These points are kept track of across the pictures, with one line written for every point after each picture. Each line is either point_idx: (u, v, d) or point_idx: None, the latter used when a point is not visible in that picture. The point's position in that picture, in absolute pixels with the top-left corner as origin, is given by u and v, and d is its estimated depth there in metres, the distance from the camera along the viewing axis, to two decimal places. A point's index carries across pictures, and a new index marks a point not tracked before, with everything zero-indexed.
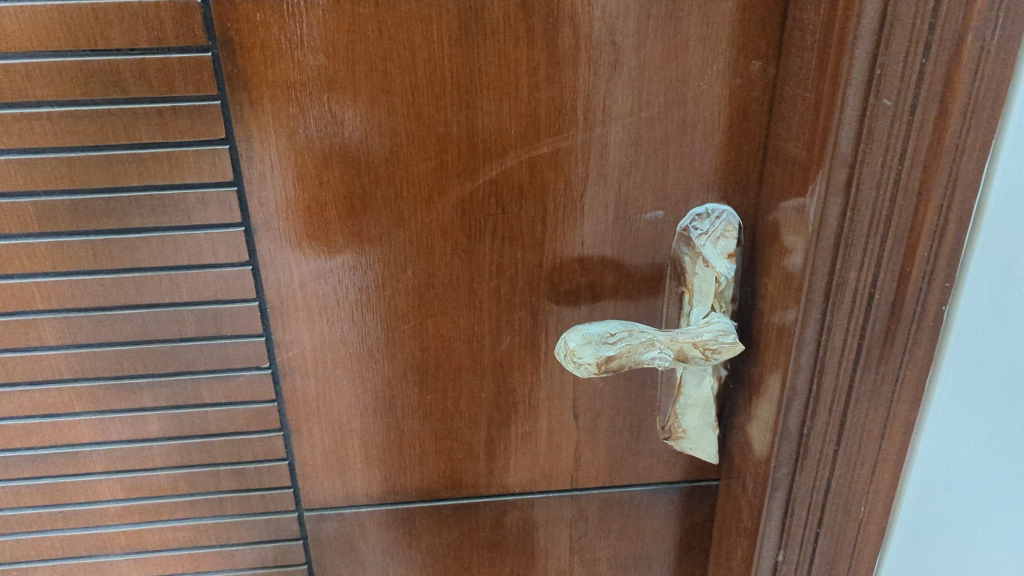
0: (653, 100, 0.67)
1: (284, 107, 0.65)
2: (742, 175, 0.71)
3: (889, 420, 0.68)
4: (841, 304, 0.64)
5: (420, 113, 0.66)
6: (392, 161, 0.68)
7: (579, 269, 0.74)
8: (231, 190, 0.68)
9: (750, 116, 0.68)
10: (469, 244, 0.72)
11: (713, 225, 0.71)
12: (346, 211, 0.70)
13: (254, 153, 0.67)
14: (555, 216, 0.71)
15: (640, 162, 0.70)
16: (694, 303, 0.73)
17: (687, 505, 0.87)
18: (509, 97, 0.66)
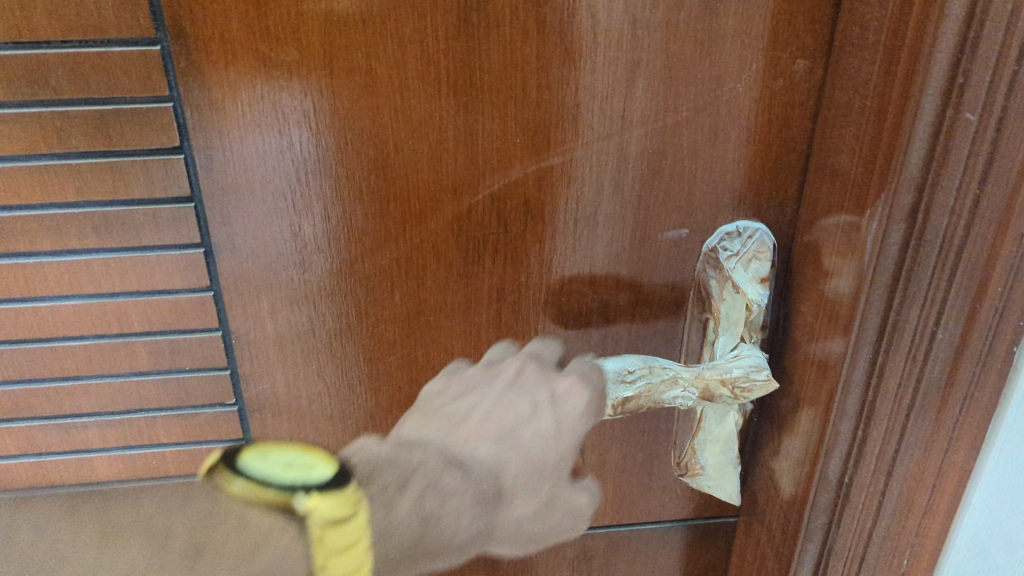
0: (683, 104, 0.58)
1: (250, 111, 0.55)
2: (778, 189, 0.62)
3: None
4: (899, 345, 0.56)
5: (410, 118, 0.56)
6: (378, 174, 0.58)
7: (590, 294, 0.65)
8: (188, 207, 0.58)
9: (791, 122, 0.59)
10: (466, 266, 0.62)
11: (744, 244, 0.62)
12: (324, 230, 0.60)
13: (214, 164, 0.57)
14: (565, 235, 0.62)
15: (664, 174, 0.60)
16: (721, 332, 0.64)
17: (700, 543, 0.79)
18: (515, 100, 0.56)
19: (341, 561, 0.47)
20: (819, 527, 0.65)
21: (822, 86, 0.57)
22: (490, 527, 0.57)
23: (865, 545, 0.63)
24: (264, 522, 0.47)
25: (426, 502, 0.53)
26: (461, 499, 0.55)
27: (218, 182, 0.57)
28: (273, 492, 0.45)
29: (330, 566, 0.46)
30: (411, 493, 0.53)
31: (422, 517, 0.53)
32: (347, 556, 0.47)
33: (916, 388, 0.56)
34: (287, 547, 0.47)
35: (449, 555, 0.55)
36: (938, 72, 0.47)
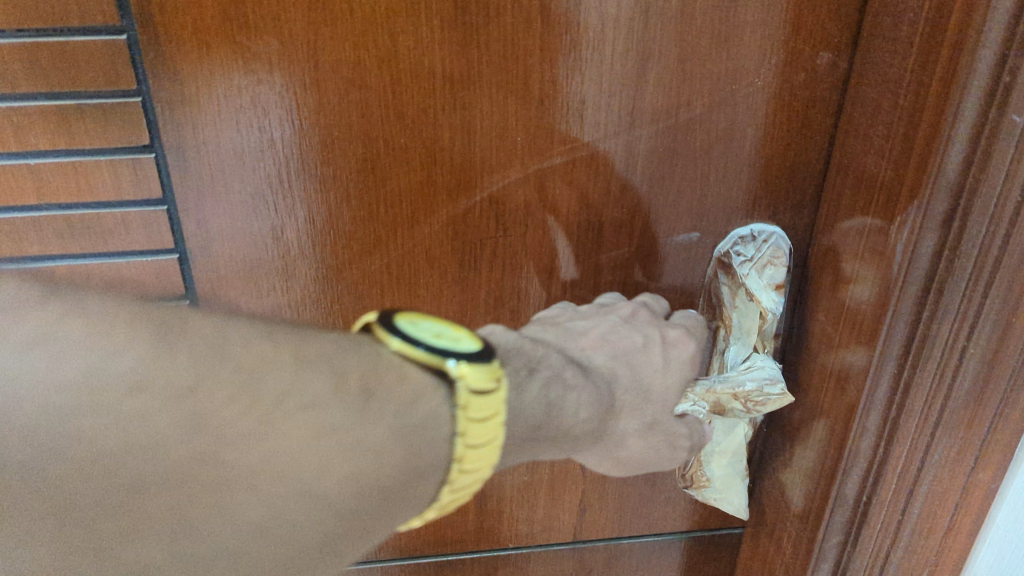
0: (697, 99, 0.54)
1: (226, 106, 0.51)
2: (795, 191, 0.58)
3: (967, 489, 0.56)
4: (925, 360, 0.52)
5: (402, 115, 0.52)
6: (367, 174, 0.54)
7: (594, 301, 0.61)
8: (160, 211, 0.53)
9: (811, 119, 0.55)
10: (462, 272, 0.58)
11: (759, 250, 0.58)
12: (308, 234, 0.56)
13: (188, 163, 0.52)
14: (568, 238, 0.58)
15: (676, 174, 0.56)
16: (733, 341, 0.61)
17: (703, 554, 0.76)
18: (516, 95, 0.52)
19: (478, 428, 0.40)
20: (833, 549, 0.61)
21: (846, 81, 0.53)
22: (603, 426, 0.52)
23: (883, 562, 0.60)
24: (394, 392, 0.38)
25: (551, 393, 0.47)
26: (581, 395, 0.49)
27: (192, 183, 0.53)
28: (419, 357, 0.40)
29: (471, 437, 0.40)
30: (538, 382, 0.47)
31: (542, 408, 0.46)
32: (487, 428, 0.40)
33: (942, 404, 0.53)
34: (395, 411, 0.38)
35: (564, 442, 0.49)
36: (983, 70, 0.44)
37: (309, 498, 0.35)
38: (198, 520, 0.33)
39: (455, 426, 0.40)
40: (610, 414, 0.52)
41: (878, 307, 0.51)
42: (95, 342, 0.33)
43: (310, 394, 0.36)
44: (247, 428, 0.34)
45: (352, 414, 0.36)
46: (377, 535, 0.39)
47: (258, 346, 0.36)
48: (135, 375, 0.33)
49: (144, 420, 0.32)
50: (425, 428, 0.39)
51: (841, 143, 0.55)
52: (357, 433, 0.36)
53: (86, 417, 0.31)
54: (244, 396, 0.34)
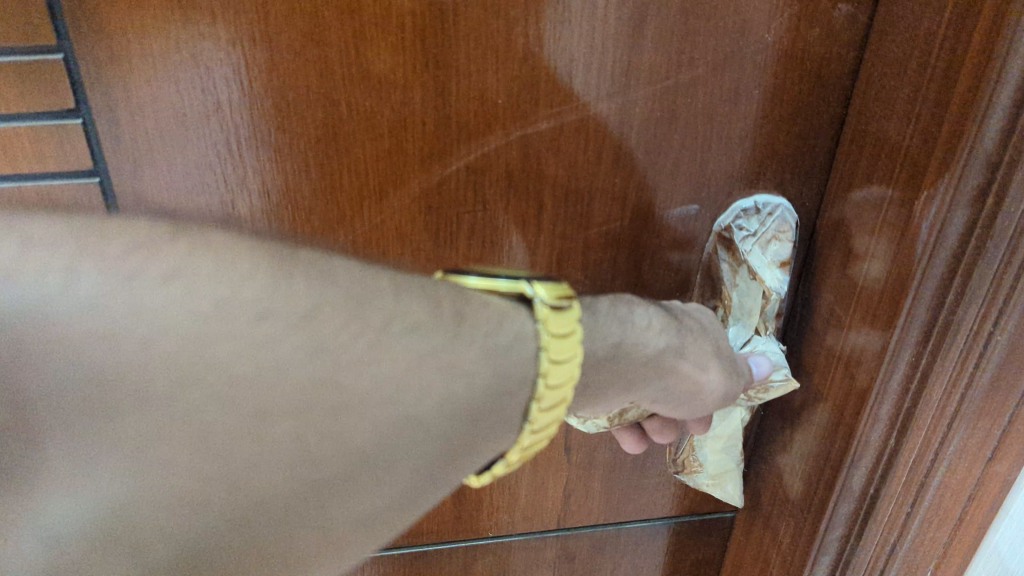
0: (700, 57, 0.48)
1: (164, 65, 0.44)
2: (803, 159, 0.53)
3: (981, 481, 0.52)
4: (947, 349, 0.47)
5: (366, 74, 0.45)
6: (327, 140, 0.47)
7: (582, 279, 0.55)
8: (92, 182, 0.46)
9: (824, 79, 0.50)
10: (436, 248, 0.52)
11: (764, 224, 0.53)
12: (264, 207, 0.49)
13: (122, 130, 0.45)
14: (554, 210, 0.52)
15: (674, 140, 0.51)
16: (731, 323, 0.56)
17: (693, 539, 0.72)
18: (496, 51, 0.46)
19: (564, 343, 0.37)
20: (835, 542, 0.58)
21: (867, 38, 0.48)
22: (676, 340, 0.45)
23: (888, 556, 0.56)
24: (483, 315, 0.36)
25: (619, 312, 0.44)
26: (650, 319, 0.44)
27: (126, 152, 0.46)
28: (502, 289, 0.39)
29: (553, 355, 0.36)
30: (605, 305, 0.43)
31: (616, 325, 0.42)
32: (569, 345, 0.37)
33: (962, 396, 0.48)
34: (485, 333, 0.35)
35: (640, 371, 0.44)
36: None
37: (404, 421, 0.33)
38: (318, 438, 0.30)
39: (538, 342, 0.37)
40: (680, 332, 0.46)
41: (898, 289, 0.46)
42: (220, 268, 0.29)
43: (414, 313, 0.33)
44: (360, 353, 0.31)
45: (447, 332, 0.34)
46: (472, 458, 0.36)
47: (360, 272, 0.33)
48: (262, 303, 0.30)
49: (275, 346, 0.29)
50: (509, 351, 0.36)
51: (858, 106, 0.49)
52: (449, 355, 0.34)
53: (222, 339, 0.29)
54: (358, 318, 0.32)
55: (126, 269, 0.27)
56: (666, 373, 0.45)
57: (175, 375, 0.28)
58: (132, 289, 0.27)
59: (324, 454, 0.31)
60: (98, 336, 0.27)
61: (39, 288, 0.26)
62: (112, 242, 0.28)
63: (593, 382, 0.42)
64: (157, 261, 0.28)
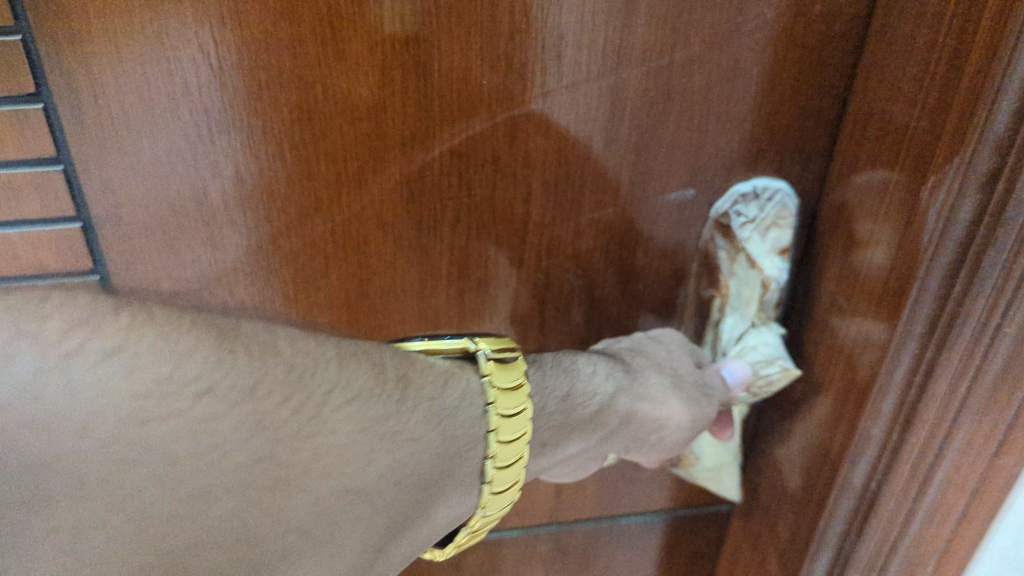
0: (696, 34, 0.45)
1: (127, 44, 0.41)
2: (804, 142, 0.50)
3: None
4: (953, 342, 0.44)
5: (341, 54, 0.43)
6: (303, 124, 0.45)
7: (573, 269, 0.53)
8: (55, 171, 0.44)
9: (827, 58, 0.47)
10: (420, 237, 0.50)
11: (764, 210, 0.51)
12: (235, 196, 0.47)
13: (85, 115, 0.43)
14: (543, 197, 0.50)
15: (669, 122, 0.48)
16: (729, 312, 0.54)
17: (689, 532, 0.70)
18: (480, 30, 0.43)
19: (508, 395, 0.43)
20: (834, 539, 0.55)
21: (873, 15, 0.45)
22: (626, 382, 0.50)
23: (887, 557, 0.53)
24: (427, 378, 0.41)
25: (564, 361, 0.49)
26: (597, 366, 0.49)
27: (91, 140, 0.43)
28: (446, 347, 0.45)
29: (502, 405, 0.42)
30: (550, 358, 0.48)
31: (565, 377, 0.47)
32: (517, 396, 0.43)
33: (966, 391, 0.45)
34: (428, 399, 0.40)
35: (594, 415, 0.49)
36: None
37: (348, 495, 0.36)
38: (258, 514, 0.33)
39: (485, 396, 0.42)
40: (630, 375, 0.50)
41: (904, 278, 0.44)
42: (161, 343, 0.30)
43: (355, 382, 0.37)
44: (300, 424, 0.34)
45: (391, 405, 0.38)
46: (427, 519, 0.41)
47: (304, 343, 0.36)
48: (205, 381, 0.31)
49: (215, 426, 0.31)
50: (456, 410, 0.41)
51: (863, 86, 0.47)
52: (394, 423, 0.38)
53: (162, 419, 0.30)
54: (301, 391, 0.34)
55: (65, 350, 0.28)
56: (622, 417, 0.50)
57: (115, 458, 0.29)
58: (68, 371, 0.28)
59: (264, 528, 0.33)
60: (35, 424, 0.27)
61: None
62: (51, 316, 0.28)
63: (553, 435, 0.47)
64: (97, 339, 0.29)
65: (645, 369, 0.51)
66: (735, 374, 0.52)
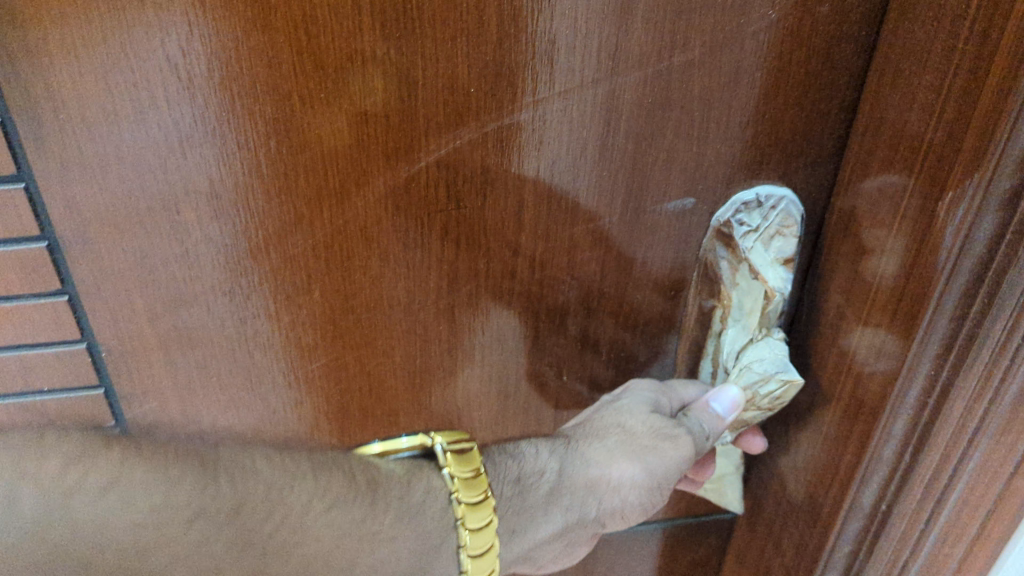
0: (696, 36, 0.43)
1: (87, 54, 0.38)
2: (810, 146, 0.48)
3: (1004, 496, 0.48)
4: (970, 363, 0.42)
5: (320, 61, 0.40)
6: (278, 137, 0.42)
7: (568, 280, 0.51)
8: (17, 189, 0.41)
9: (835, 59, 0.45)
10: (407, 251, 0.48)
11: (766, 219, 0.49)
12: (210, 212, 0.44)
13: (47, 131, 0.40)
14: (536, 208, 0.48)
15: (667, 129, 0.46)
16: (731, 324, 0.52)
17: (691, 541, 0.68)
18: (466, 35, 0.41)
19: (470, 483, 0.47)
20: (841, 563, 0.54)
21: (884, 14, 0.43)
22: (572, 455, 0.51)
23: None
24: (393, 483, 0.46)
25: (508, 451, 0.51)
26: (536, 450, 0.51)
27: (54, 158, 0.41)
28: (405, 447, 0.50)
29: (464, 494, 0.46)
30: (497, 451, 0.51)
31: (510, 463, 0.50)
32: (478, 484, 0.47)
33: (985, 410, 0.43)
34: (397, 499, 0.45)
35: (547, 493, 0.50)
36: None
37: None
38: None
39: (450, 487, 0.47)
40: (574, 447, 0.51)
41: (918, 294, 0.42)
42: (151, 475, 0.37)
43: (330, 492, 0.43)
44: (279, 543, 0.40)
45: (363, 505, 0.44)
46: None
47: (282, 465, 0.42)
48: (192, 506, 0.38)
49: (208, 549, 0.38)
50: (421, 507, 0.46)
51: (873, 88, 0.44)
52: (366, 526, 0.43)
53: (157, 546, 0.37)
54: (279, 509, 0.40)
55: (64, 488, 0.35)
56: (578, 490, 0.51)
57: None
58: (72, 508, 0.35)
59: None
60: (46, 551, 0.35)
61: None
62: (51, 459, 0.35)
63: (518, 520, 0.49)
64: (94, 474, 0.36)
65: (593, 434, 0.52)
66: (723, 401, 0.50)
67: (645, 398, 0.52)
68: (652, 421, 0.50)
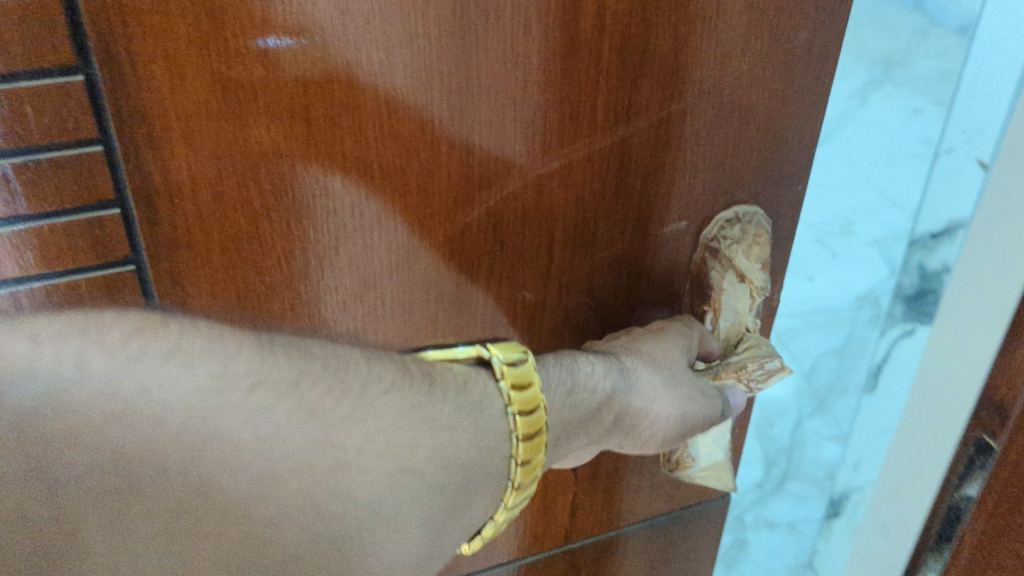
0: (688, 89, 0.53)
1: (202, 140, 0.44)
2: (772, 169, 0.59)
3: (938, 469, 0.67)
4: None
5: (397, 133, 0.48)
6: (361, 204, 0.49)
7: (589, 304, 0.60)
8: (129, 270, 0.45)
9: (789, 97, 0.56)
10: (459, 291, 0.55)
11: (744, 230, 0.60)
12: (297, 276, 0.50)
13: (160, 214, 0.45)
14: (565, 245, 0.56)
15: (666, 168, 0.56)
16: (720, 323, 0.61)
17: (682, 529, 0.79)
18: (516, 102, 0.49)
19: (525, 398, 0.44)
20: None
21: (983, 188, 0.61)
22: (623, 379, 0.53)
23: None
24: (451, 381, 0.43)
25: (565, 362, 0.51)
26: (593, 371, 0.52)
27: (165, 236, 0.46)
28: (461, 356, 0.46)
29: (521, 406, 0.44)
30: (552, 361, 0.51)
31: (566, 374, 0.50)
32: (533, 395, 0.45)
33: None
34: (456, 395, 0.43)
35: (591, 415, 0.51)
36: None
37: (404, 475, 0.40)
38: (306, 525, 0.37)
39: (505, 398, 0.44)
40: (626, 372, 0.53)
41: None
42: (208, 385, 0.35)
43: (387, 380, 0.40)
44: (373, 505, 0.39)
45: (424, 397, 0.41)
46: (467, 506, 0.44)
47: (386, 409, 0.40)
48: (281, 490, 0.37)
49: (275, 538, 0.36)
50: (480, 408, 0.44)
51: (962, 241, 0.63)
52: (428, 413, 0.41)
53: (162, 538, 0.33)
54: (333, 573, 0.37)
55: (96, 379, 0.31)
56: (618, 414, 0.53)
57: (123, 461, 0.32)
58: (134, 372, 0.32)
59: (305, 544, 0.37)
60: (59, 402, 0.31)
61: (60, 378, 0.31)
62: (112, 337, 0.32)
63: (562, 429, 0.49)
64: (154, 345, 0.33)
65: (635, 359, 0.55)
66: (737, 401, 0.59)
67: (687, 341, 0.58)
68: (686, 371, 0.56)
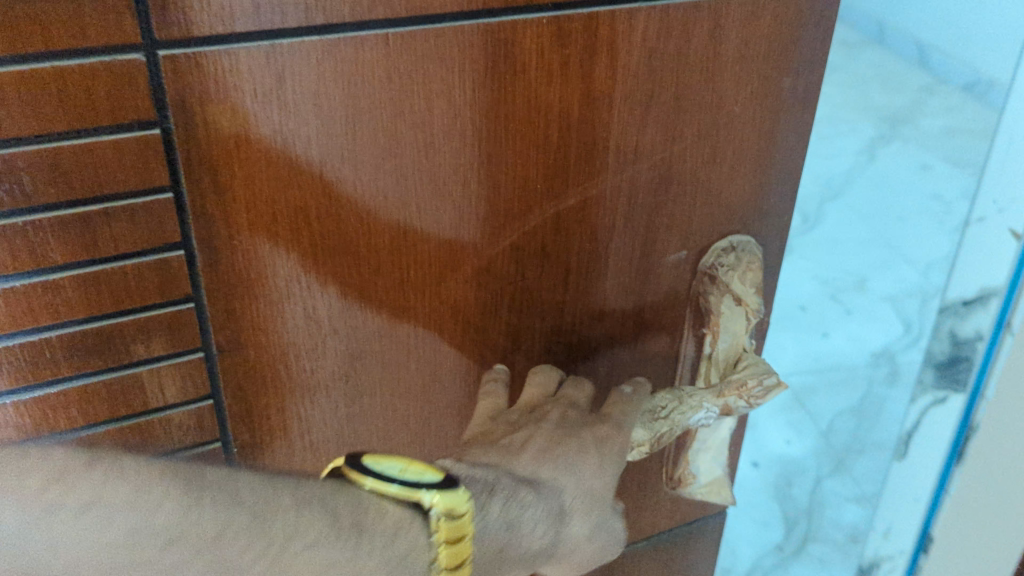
0: (688, 131, 0.58)
1: (263, 185, 0.48)
2: (763, 200, 0.65)
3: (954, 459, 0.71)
4: None
5: (435, 175, 0.52)
6: (400, 239, 0.54)
7: (598, 325, 0.65)
8: (188, 307, 0.49)
9: (776, 136, 0.62)
10: (484, 319, 0.60)
11: (739, 257, 0.65)
12: (338, 308, 0.54)
13: (219, 255, 0.49)
14: (578, 274, 0.61)
15: (669, 202, 0.61)
16: (720, 343, 0.66)
17: (684, 543, 0.83)
18: (538, 145, 0.54)
19: (454, 550, 0.43)
20: None
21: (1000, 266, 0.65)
22: (559, 522, 0.53)
23: None
24: (382, 528, 0.41)
25: (511, 512, 0.50)
26: (536, 511, 0.51)
27: (223, 275, 0.49)
28: (395, 492, 0.43)
29: (447, 561, 0.43)
30: (497, 502, 0.49)
31: (504, 521, 0.49)
32: (462, 548, 0.44)
33: None
34: (382, 545, 0.41)
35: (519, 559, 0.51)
36: None
37: None
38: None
39: (433, 549, 0.43)
40: (563, 516, 0.53)
41: None
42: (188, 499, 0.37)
43: (315, 531, 0.39)
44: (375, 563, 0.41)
45: (345, 553, 0.39)
46: None
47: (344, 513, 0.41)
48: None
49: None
50: (405, 561, 0.42)
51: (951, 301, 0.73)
52: (354, 565, 0.40)
53: None
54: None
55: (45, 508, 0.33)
56: (551, 551, 0.53)
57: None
58: (50, 529, 0.33)
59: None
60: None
61: None
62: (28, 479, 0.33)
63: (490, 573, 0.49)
64: (71, 497, 0.34)
65: (571, 441, 0.56)
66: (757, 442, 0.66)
67: (663, 400, 0.63)
68: (599, 506, 0.55)
